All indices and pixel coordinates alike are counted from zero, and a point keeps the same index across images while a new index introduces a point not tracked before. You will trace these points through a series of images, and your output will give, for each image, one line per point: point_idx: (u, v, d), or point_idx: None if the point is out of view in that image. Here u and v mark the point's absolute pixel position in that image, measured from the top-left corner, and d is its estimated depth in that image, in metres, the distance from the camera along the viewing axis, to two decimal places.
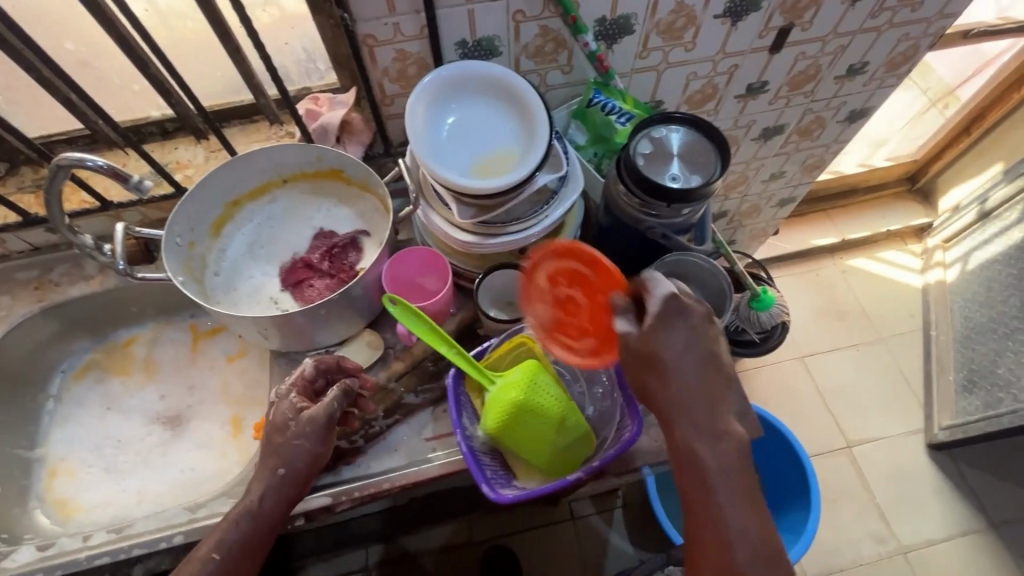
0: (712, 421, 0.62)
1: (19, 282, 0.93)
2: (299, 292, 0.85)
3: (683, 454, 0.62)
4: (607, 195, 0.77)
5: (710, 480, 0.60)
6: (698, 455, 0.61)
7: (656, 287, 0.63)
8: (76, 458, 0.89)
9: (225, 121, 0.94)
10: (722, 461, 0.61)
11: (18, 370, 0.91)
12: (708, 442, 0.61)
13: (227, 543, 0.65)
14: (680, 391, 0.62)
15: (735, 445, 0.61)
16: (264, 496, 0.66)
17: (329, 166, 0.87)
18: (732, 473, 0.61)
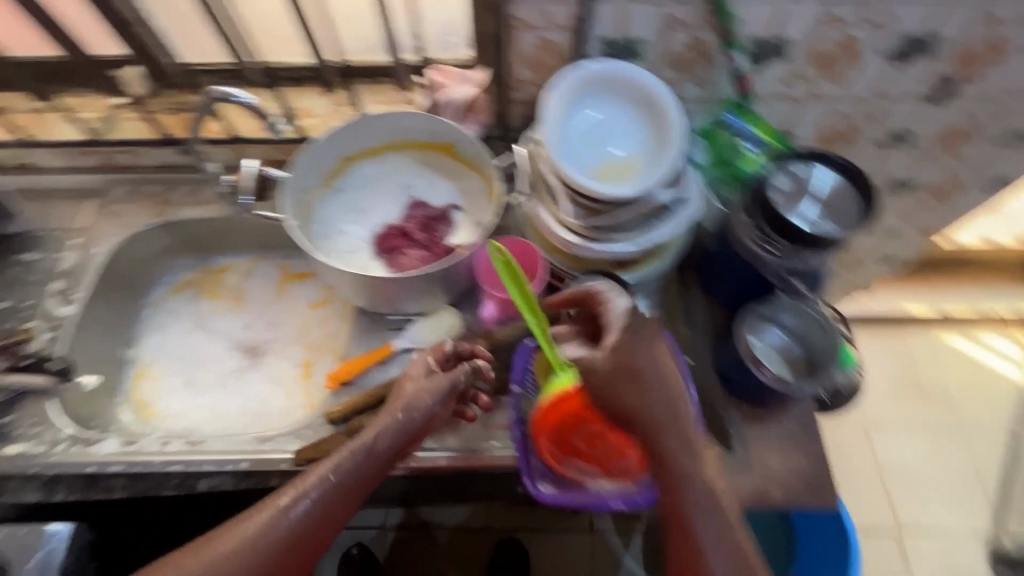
0: (654, 418, 0.61)
1: (143, 194, 0.98)
2: (392, 257, 0.86)
3: (672, 470, 0.60)
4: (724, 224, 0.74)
5: (718, 500, 0.59)
6: (683, 469, 0.59)
7: (614, 300, 0.67)
8: (163, 366, 0.95)
9: (355, 77, 0.94)
10: (688, 469, 0.59)
11: (127, 274, 0.98)
12: (699, 459, 0.60)
13: (339, 477, 0.63)
14: (658, 398, 0.62)
15: (689, 456, 0.60)
16: (388, 437, 0.65)
17: (444, 138, 0.88)
18: (700, 484, 0.59)
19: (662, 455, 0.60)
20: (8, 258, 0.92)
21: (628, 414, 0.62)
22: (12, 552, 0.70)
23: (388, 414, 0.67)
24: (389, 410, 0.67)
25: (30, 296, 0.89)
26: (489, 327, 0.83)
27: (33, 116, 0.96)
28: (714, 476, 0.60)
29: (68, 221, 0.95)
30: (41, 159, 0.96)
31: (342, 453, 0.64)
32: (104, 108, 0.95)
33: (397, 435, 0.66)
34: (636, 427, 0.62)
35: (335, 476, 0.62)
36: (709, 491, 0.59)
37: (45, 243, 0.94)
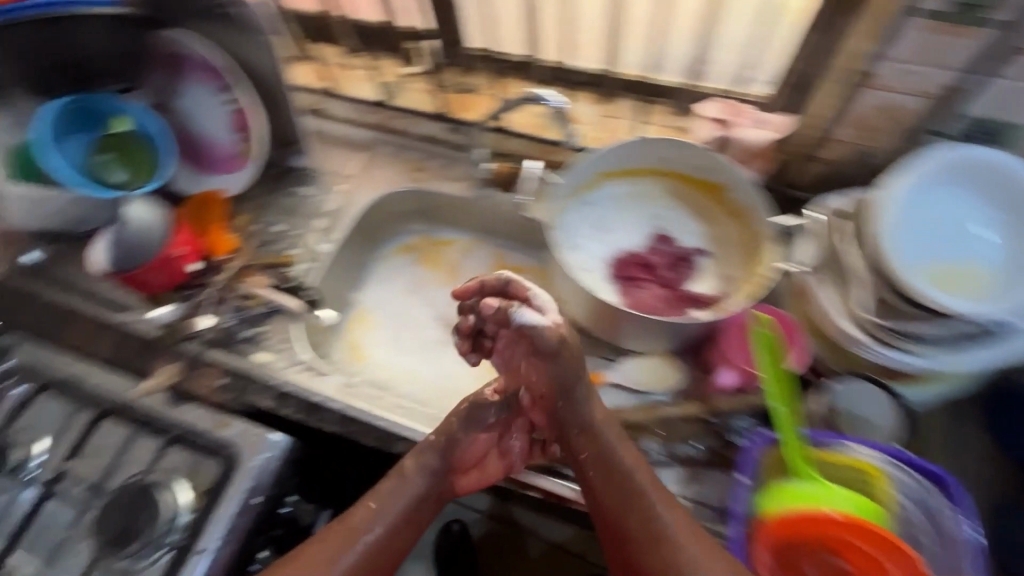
0: (561, 386, 0.72)
1: (404, 158, 1.05)
2: (629, 289, 0.81)
3: (595, 459, 0.68)
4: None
5: (647, 500, 0.64)
6: (605, 458, 0.68)
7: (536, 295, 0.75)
8: (378, 317, 1.03)
9: (628, 92, 0.94)
10: (619, 467, 0.67)
11: (371, 226, 1.06)
12: (613, 451, 0.68)
13: (395, 511, 0.73)
14: (562, 369, 0.71)
15: (590, 426, 0.70)
16: (425, 463, 0.76)
17: (714, 178, 0.83)
18: (631, 487, 0.65)
19: (562, 416, 0.73)
20: (287, 187, 1.04)
21: (552, 390, 0.73)
22: (246, 449, 0.79)
23: (428, 453, 0.77)
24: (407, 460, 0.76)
25: (298, 226, 1.00)
26: (708, 395, 0.75)
27: (341, 70, 1.07)
28: (618, 450, 0.68)
29: (342, 168, 1.06)
30: (333, 109, 1.08)
31: (385, 488, 0.74)
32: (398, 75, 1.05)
33: (434, 473, 0.76)
34: (551, 391, 0.74)
35: (378, 505, 0.73)
36: (631, 479, 0.66)
37: (317, 182, 1.04)
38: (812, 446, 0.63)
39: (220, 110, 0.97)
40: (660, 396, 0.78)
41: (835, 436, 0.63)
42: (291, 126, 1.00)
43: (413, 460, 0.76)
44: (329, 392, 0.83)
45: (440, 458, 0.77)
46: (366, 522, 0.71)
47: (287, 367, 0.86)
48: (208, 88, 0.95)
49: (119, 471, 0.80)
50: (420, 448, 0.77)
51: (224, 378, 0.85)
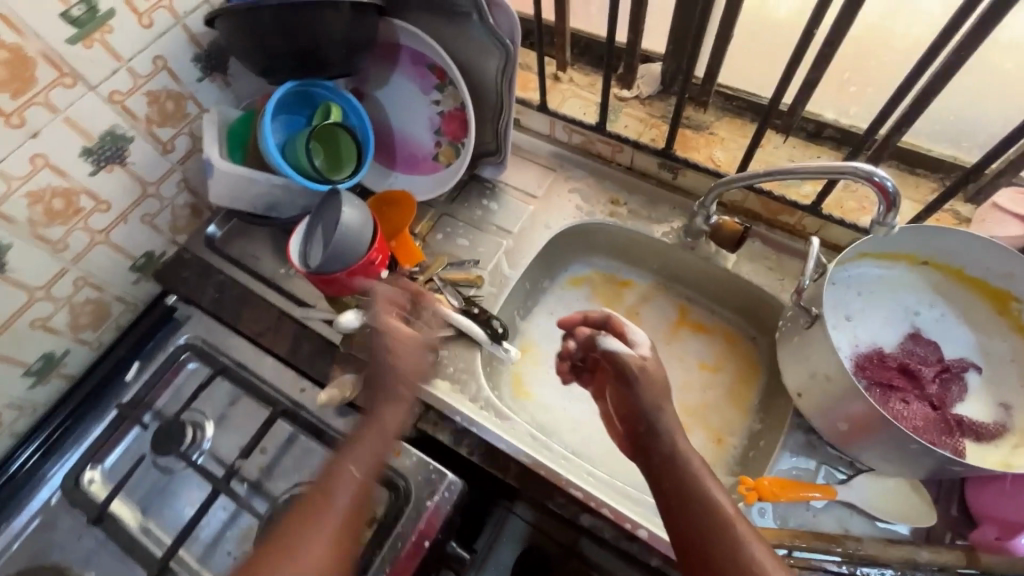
0: (649, 412, 0.66)
1: (602, 187, 0.96)
2: (885, 397, 0.68)
3: (678, 486, 0.59)
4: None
5: (731, 527, 0.55)
6: (694, 491, 0.58)
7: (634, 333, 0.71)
8: (545, 353, 0.95)
9: (889, 158, 0.79)
10: (692, 483, 0.59)
11: (551, 254, 0.98)
12: (704, 482, 0.59)
13: (366, 448, 0.66)
14: (646, 398, 0.66)
15: (678, 455, 0.61)
16: (399, 417, 0.70)
17: (1012, 287, 0.69)
18: (703, 503, 0.57)
19: (653, 432, 0.65)
20: (474, 199, 0.98)
21: (629, 412, 0.68)
22: (419, 485, 0.74)
23: (394, 412, 0.70)
24: (364, 401, 0.72)
25: (483, 244, 0.94)
26: (978, 546, 0.64)
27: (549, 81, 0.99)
28: (712, 485, 0.59)
29: (532, 187, 0.98)
30: (531, 121, 1.00)
31: (360, 441, 0.67)
32: (614, 96, 0.95)
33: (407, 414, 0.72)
34: (636, 420, 0.67)
35: (359, 464, 0.65)
36: (714, 506, 0.57)
37: (504, 197, 0.98)
38: None
39: (428, 113, 0.93)
40: (902, 530, 0.67)
41: None
42: (494, 137, 0.93)
43: (369, 406, 0.71)
44: (510, 439, 0.76)
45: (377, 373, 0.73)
46: (342, 473, 0.64)
47: (467, 400, 0.80)
48: (422, 88, 0.92)
49: (283, 473, 0.77)
50: (394, 402, 0.71)
51: None
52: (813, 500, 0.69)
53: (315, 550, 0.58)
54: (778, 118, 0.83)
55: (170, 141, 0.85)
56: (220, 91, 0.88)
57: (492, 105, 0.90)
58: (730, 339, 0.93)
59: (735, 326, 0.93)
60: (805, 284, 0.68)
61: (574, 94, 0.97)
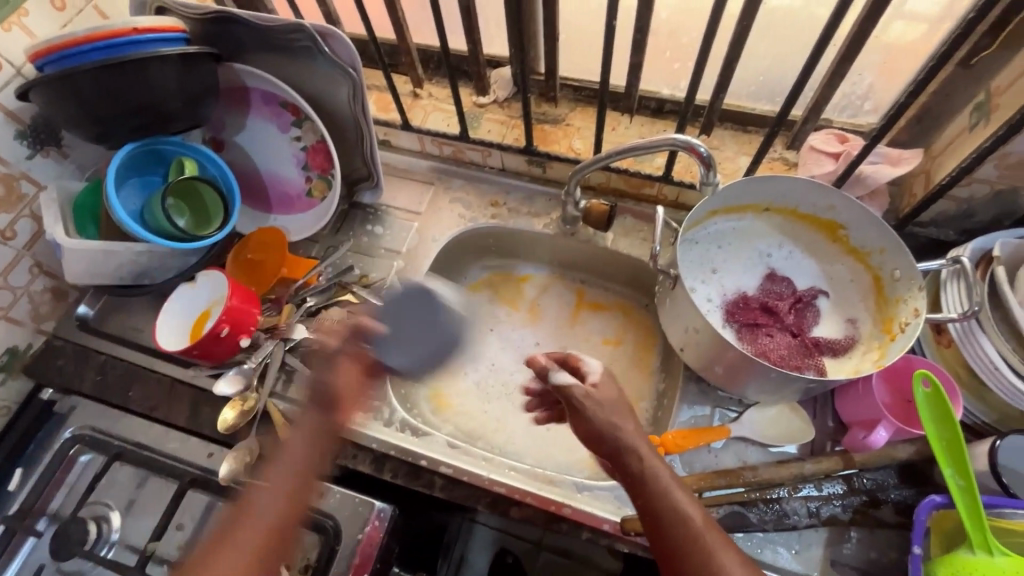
0: (603, 434, 0.62)
1: (481, 192, 0.99)
2: (753, 336, 0.76)
3: (650, 503, 0.58)
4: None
5: (700, 538, 0.56)
6: (662, 504, 0.58)
7: (586, 361, 0.66)
8: (458, 361, 0.97)
9: (723, 120, 0.88)
10: (662, 496, 0.58)
11: (445, 264, 1.00)
12: (672, 494, 0.58)
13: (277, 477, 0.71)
14: (599, 419, 0.62)
15: (649, 475, 0.59)
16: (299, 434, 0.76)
17: (835, 217, 0.78)
18: (673, 518, 0.57)
19: (614, 448, 0.61)
20: (357, 226, 0.98)
21: (588, 438, 0.64)
22: (347, 520, 0.74)
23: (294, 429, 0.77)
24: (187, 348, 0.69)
25: (374, 269, 0.94)
26: (856, 451, 0.70)
27: (409, 99, 1.01)
28: (675, 490, 0.58)
29: (413, 203, 0.99)
30: (400, 140, 1.02)
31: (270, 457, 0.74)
32: (473, 104, 0.98)
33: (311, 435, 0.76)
34: (601, 445, 0.62)
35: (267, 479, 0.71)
36: (682, 517, 0.57)
37: (389, 220, 0.98)
38: (987, 516, 0.59)
39: (291, 150, 0.92)
40: (792, 450, 0.75)
41: (1006, 503, 0.58)
42: (363, 163, 0.94)
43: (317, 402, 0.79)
44: (431, 453, 0.77)
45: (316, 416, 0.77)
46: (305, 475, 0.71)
47: (382, 426, 0.80)
48: (280, 126, 0.91)
49: (205, 543, 0.75)
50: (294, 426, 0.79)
51: None
52: (712, 441, 0.75)
53: (261, 524, 0.67)
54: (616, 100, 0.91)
55: (10, 227, 0.80)
56: (58, 163, 0.83)
57: (354, 133, 0.90)
58: (626, 312, 0.99)
59: (628, 298, 1.00)
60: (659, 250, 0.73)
61: (435, 108, 1.00)
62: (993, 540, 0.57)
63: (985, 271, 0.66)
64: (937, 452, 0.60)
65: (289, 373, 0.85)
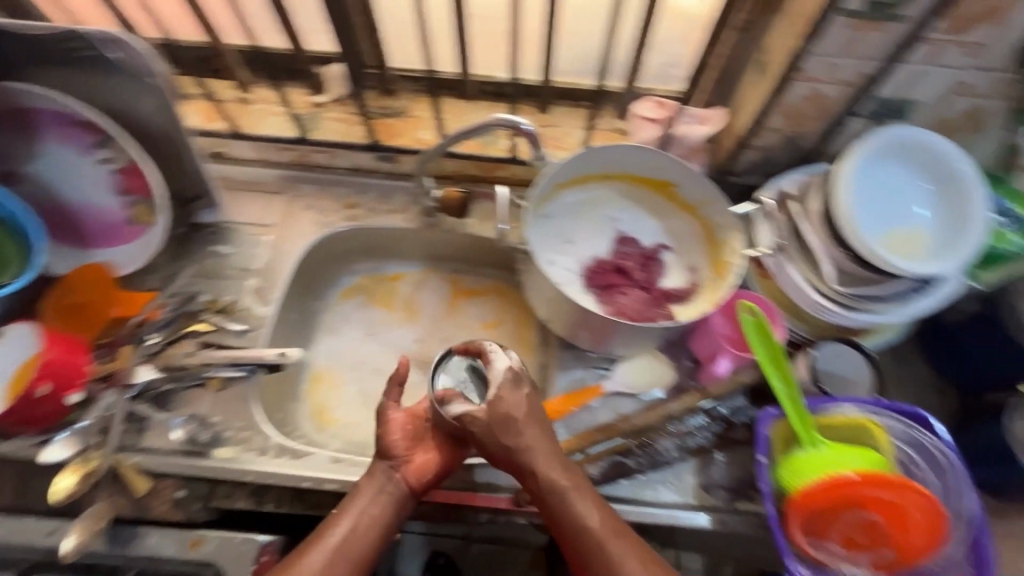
0: (502, 455, 0.66)
1: (334, 195, 0.95)
2: (610, 297, 0.82)
3: (558, 516, 0.64)
4: (997, 288, 0.70)
5: (602, 547, 0.61)
6: (566, 514, 0.63)
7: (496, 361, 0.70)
8: (338, 372, 0.93)
9: (558, 97, 0.92)
10: (567, 512, 0.63)
11: (309, 274, 0.95)
12: (575, 507, 0.63)
13: (360, 508, 0.66)
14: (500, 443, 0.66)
15: (552, 491, 0.64)
16: (377, 471, 0.69)
17: (665, 176, 0.84)
18: (576, 525, 0.62)
19: (521, 469, 0.66)
20: (199, 248, 0.90)
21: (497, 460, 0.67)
22: (230, 565, 0.68)
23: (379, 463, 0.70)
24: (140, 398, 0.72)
25: (225, 291, 0.87)
26: (707, 383, 0.78)
27: (239, 106, 0.94)
28: (578, 505, 0.63)
29: (261, 216, 0.93)
30: (237, 150, 0.94)
31: (349, 499, 0.67)
32: (309, 104, 0.94)
33: (387, 476, 0.69)
34: (508, 465, 0.67)
35: (346, 518, 0.65)
36: (583, 529, 0.62)
37: (236, 237, 0.91)
38: (813, 415, 0.68)
39: (102, 175, 0.81)
40: (659, 394, 0.81)
41: (825, 402, 0.68)
42: (192, 180, 0.86)
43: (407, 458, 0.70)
44: (312, 473, 0.73)
45: (384, 460, 0.70)
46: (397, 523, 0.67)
47: (256, 456, 0.74)
48: (80, 149, 0.79)
49: None
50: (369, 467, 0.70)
51: (180, 488, 0.73)
52: (589, 401, 0.80)
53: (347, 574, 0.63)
54: (455, 87, 0.91)
55: None
56: None
57: (173, 150, 0.81)
58: (503, 292, 1.00)
59: (502, 280, 1.00)
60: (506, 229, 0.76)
61: (270, 112, 0.94)
62: (816, 435, 0.66)
63: (785, 209, 0.76)
64: (768, 368, 0.68)
65: (139, 422, 0.76)
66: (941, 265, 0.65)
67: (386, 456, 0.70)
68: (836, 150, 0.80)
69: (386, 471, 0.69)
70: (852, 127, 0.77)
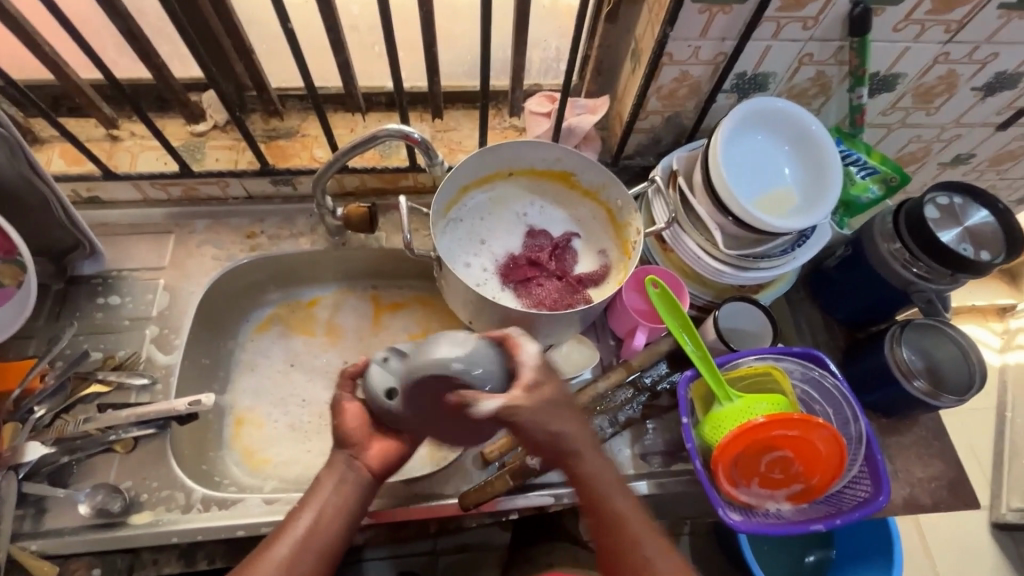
0: (556, 452, 0.60)
1: (231, 226, 0.90)
2: (527, 290, 0.83)
3: (596, 511, 0.61)
4: (861, 231, 0.79)
5: (635, 540, 0.60)
6: (607, 510, 0.61)
7: (525, 345, 0.61)
8: (262, 410, 0.88)
9: (451, 102, 0.93)
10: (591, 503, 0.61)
11: (216, 312, 0.89)
12: (612, 497, 0.61)
13: (322, 492, 0.63)
14: (553, 430, 0.59)
15: (592, 482, 0.61)
16: (334, 467, 0.65)
17: (563, 168, 0.86)
18: (617, 519, 0.61)
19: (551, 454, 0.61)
20: (84, 302, 0.82)
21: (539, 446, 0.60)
22: None
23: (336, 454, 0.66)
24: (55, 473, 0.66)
25: (121, 345, 0.80)
26: (629, 358, 0.82)
27: (106, 145, 0.87)
28: (604, 494, 0.61)
29: (151, 258, 0.86)
30: (111, 192, 0.87)
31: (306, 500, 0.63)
32: (188, 135, 0.88)
33: (347, 466, 0.65)
34: (547, 450, 0.60)
35: (309, 512, 0.61)
36: (620, 522, 0.61)
37: (127, 285, 0.84)
38: (723, 371, 0.73)
39: None
40: (587, 375, 0.83)
41: (731, 357, 0.73)
42: (63, 231, 0.78)
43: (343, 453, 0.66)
44: (246, 521, 0.69)
45: (343, 448, 0.66)
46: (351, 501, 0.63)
47: (181, 515, 0.69)
48: None
49: None
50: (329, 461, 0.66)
51: (96, 567, 0.68)
52: None
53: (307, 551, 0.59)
54: (343, 102, 0.90)
55: None
56: None
57: (33, 199, 0.73)
58: (426, 301, 0.99)
59: (424, 290, 0.99)
60: (413, 239, 0.77)
61: (144, 147, 0.87)
62: (729, 388, 0.71)
63: (674, 185, 0.80)
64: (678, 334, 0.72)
65: (35, 504, 0.68)
66: (811, 217, 0.71)
67: (345, 443, 0.66)
68: (712, 124, 0.87)
69: (346, 461, 0.65)
70: (722, 101, 0.83)
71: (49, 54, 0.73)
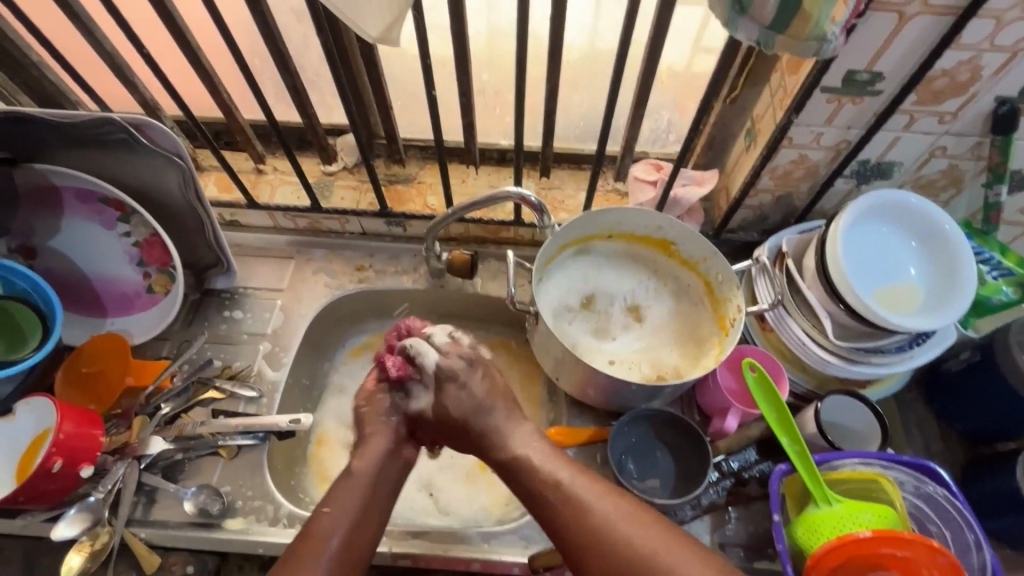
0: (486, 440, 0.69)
1: (344, 258, 0.98)
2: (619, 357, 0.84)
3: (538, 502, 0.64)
4: (991, 336, 0.73)
5: (604, 522, 0.59)
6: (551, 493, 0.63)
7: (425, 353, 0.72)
8: (347, 434, 0.92)
9: (559, 162, 0.97)
10: (565, 494, 0.62)
11: (321, 335, 0.96)
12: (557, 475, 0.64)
13: (355, 490, 0.65)
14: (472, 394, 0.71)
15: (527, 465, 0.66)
16: (376, 458, 0.69)
17: (663, 236, 0.86)
18: (554, 493, 0.63)
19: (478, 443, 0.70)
20: (213, 314, 0.91)
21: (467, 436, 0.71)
22: None
23: (374, 444, 0.70)
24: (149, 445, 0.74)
25: (237, 357, 0.88)
26: (717, 436, 0.78)
27: (253, 176, 0.98)
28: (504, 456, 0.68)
29: (273, 280, 0.95)
30: (250, 218, 0.98)
31: (337, 492, 0.65)
32: (320, 173, 0.98)
33: (384, 458, 0.69)
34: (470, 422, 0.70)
35: (338, 504, 0.64)
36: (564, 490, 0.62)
37: (249, 302, 0.93)
38: (821, 471, 0.68)
39: (122, 247, 0.84)
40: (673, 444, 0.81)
41: (829, 456, 0.69)
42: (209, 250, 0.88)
43: (381, 438, 0.70)
44: None
45: (389, 437, 0.71)
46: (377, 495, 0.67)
47: (268, 526, 0.74)
48: (105, 223, 0.82)
49: None
50: (362, 446, 0.70)
51: (190, 563, 0.73)
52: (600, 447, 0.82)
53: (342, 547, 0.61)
54: (460, 154, 0.96)
55: None
56: None
57: (193, 223, 0.84)
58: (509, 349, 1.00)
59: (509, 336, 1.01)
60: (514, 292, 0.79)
61: (283, 181, 0.98)
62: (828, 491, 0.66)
63: (781, 266, 0.78)
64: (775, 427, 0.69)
65: (148, 494, 0.75)
66: (935, 320, 0.67)
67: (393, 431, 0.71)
68: (827, 207, 0.84)
69: (387, 449, 0.70)
70: (839, 186, 0.81)
71: (225, 99, 0.85)
